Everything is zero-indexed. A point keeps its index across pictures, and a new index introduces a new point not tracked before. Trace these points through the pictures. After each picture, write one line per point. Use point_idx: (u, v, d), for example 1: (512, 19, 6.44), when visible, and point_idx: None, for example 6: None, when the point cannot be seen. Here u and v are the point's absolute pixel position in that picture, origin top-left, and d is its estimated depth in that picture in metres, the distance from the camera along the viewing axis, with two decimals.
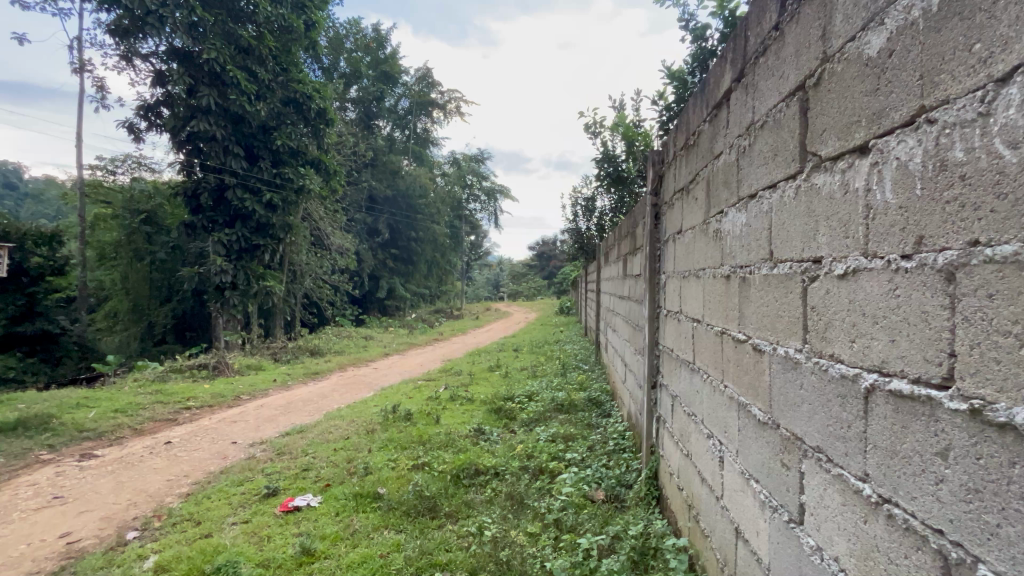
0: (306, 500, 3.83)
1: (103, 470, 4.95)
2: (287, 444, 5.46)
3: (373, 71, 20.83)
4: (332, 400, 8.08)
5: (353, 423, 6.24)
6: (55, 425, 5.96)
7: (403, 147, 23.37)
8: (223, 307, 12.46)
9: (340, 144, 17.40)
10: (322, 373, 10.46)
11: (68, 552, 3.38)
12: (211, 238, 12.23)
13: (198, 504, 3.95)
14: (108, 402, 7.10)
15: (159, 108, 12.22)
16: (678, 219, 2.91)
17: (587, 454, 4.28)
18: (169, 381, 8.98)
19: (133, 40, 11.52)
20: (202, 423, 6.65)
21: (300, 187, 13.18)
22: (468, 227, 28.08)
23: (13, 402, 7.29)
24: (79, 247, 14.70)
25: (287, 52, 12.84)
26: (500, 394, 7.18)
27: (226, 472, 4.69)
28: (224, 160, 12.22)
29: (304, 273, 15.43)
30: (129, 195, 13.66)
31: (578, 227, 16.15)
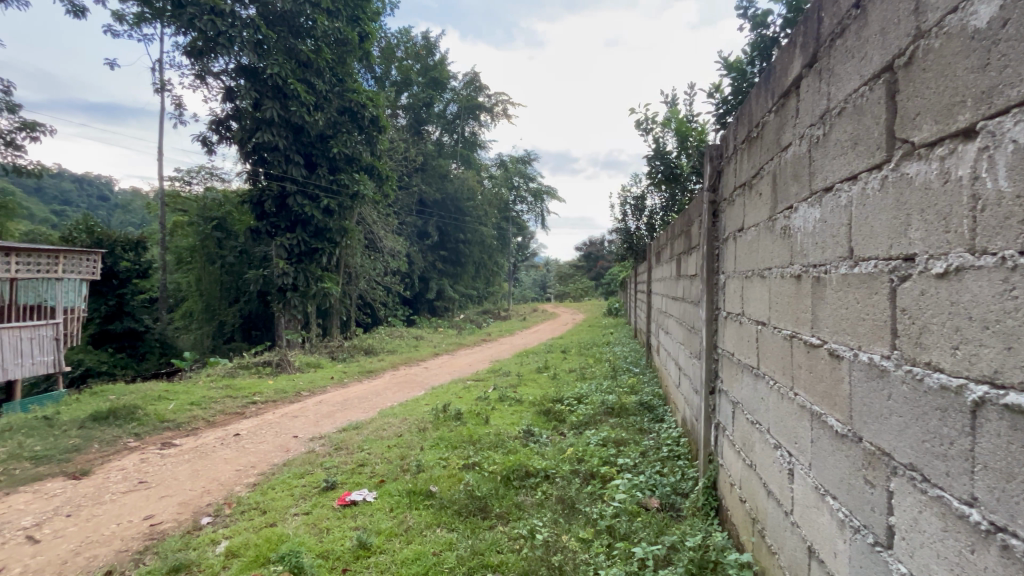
0: (362, 494, 3.97)
1: (181, 458, 5.36)
2: (344, 439, 5.69)
3: (423, 78, 21.37)
4: (386, 397, 8.34)
5: (405, 420, 6.41)
6: (141, 415, 6.51)
7: (451, 151, 23.83)
8: (285, 308, 13.19)
9: (391, 150, 18.01)
10: (376, 371, 10.83)
11: (151, 533, 3.67)
12: (274, 242, 12.99)
13: (263, 494, 4.18)
14: (185, 395, 7.69)
15: (228, 122, 13.12)
16: (739, 217, 2.77)
17: (640, 460, 4.15)
18: (237, 376, 9.60)
19: (205, 60, 12.43)
20: (266, 417, 7.05)
21: (355, 193, 13.75)
22: (515, 228, 28.18)
23: (105, 393, 8.05)
24: (160, 252, 16.04)
25: (343, 64, 13.43)
26: (550, 395, 7.13)
27: (288, 465, 4.93)
28: (286, 169, 12.91)
29: (359, 275, 16.04)
30: (203, 203, 14.75)
31: (628, 226, 15.80)
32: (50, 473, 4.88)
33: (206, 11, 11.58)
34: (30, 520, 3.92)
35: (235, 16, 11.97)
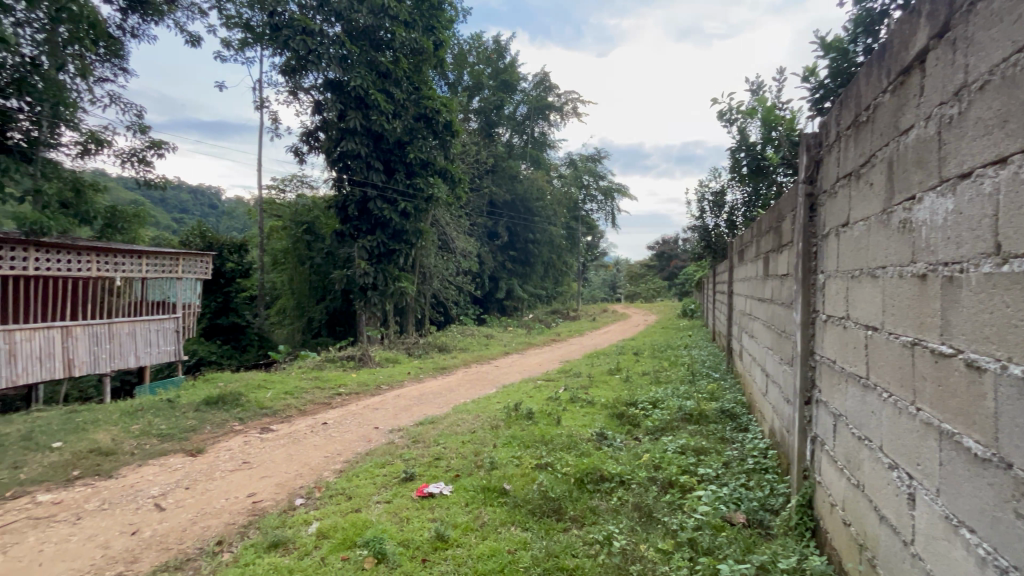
0: (439, 487, 4.10)
1: (278, 442, 5.86)
2: (421, 433, 5.91)
3: (494, 81, 21.77)
4: (458, 394, 8.57)
5: (478, 417, 6.53)
6: (243, 401, 7.19)
7: (521, 152, 23.99)
8: (366, 306, 14.03)
9: (464, 154, 18.53)
10: (449, 368, 11.16)
11: (253, 510, 4.05)
12: (356, 245, 13.83)
13: (349, 480, 4.45)
14: (280, 385, 8.40)
15: (316, 133, 14.15)
16: (843, 210, 2.51)
17: (722, 471, 3.91)
18: (325, 369, 10.32)
19: (297, 77, 13.47)
20: (350, 408, 7.52)
21: (429, 196, 14.31)
22: (584, 228, 27.84)
23: (215, 380, 9.00)
24: (259, 254, 17.66)
25: (419, 72, 14.04)
26: (622, 398, 6.95)
27: (370, 454, 5.22)
28: (367, 175, 13.68)
29: (433, 274, 16.65)
30: (295, 209, 16.03)
31: (706, 223, 14.99)
32: (172, 450, 5.53)
33: (298, 32, 12.55)
34: (157, 490, 4.48)
35: (323, 34, 12.87)
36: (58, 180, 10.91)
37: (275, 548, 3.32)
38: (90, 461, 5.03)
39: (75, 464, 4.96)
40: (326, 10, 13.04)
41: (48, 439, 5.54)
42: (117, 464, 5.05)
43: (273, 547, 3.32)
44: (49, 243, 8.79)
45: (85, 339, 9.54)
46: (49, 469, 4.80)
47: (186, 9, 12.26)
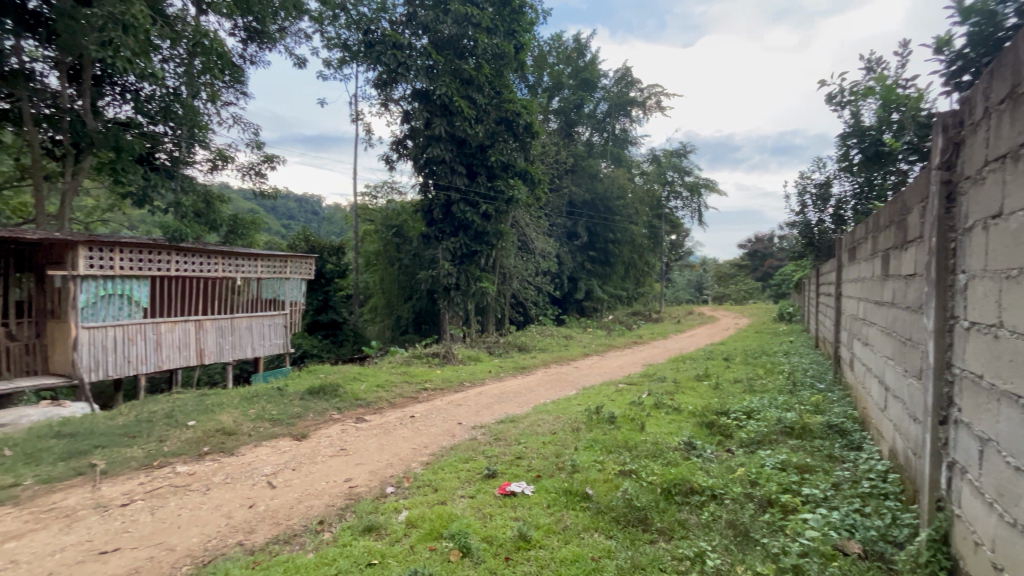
0: (521, 487, 4.13)
1: (371, 432, 6.27)
2: (502, 431, 6.00)
3: (574, 80, 21.66)
4: (539, 394, 8.59)
5: (559, 418, 6.49)
6: (341, 392, 7.77)
7: (601, 150, 23.56)
8: (450, 305, 14.60)
9: (543, 154, 18.63)
10: (528, 368, 11.23)
11: (350, 494, 4.36)
12: (441, 246, 14.44)
13: (434, 473, 4.63)
14: (372, 378, 8.98)
15: (405, 141, 14.93)
16: (994, 200, 2.13)
17: (832, 493, 3.51)
18: (412, 365, 10.86)
19: (388, 89, 14.29)
20: (436, 403, 7.85)
21: (510, 198, 14.55)
22: (668, 226, 26.67)
23: (317, 372, 9.83)
24: (354, 256, 19.03)
25: (500, 77, 14.35)
26: (713, 406, 6.53)
27: (454, 449, 5.39)
28: (451, 180, 14.22)
29: (512, 275, 16.86)
30: (386, 214, 17.10)
31: (808, 219, 13.69)
32: (281, 434, 6.12)
33: (389, 47, 13.31)
34: (270, 469, 4.98)
35: (411, 47, 13.52)
36: (193, 193, 12.58)
37: (370, 532, 3.54)
38: (217, 439, 5.72)
39: (205, 441, 5.66)
40: (414, 24, 13.73)
41: (185, 417, 6.39)
42: (237, 443, 5.69)
43: (367, 531, 3.54)
44: (187, 247, 10.15)
45: (213, 331, 10.94)
46: (185, 444, 5.52)
47: (295, 34, 13.54)
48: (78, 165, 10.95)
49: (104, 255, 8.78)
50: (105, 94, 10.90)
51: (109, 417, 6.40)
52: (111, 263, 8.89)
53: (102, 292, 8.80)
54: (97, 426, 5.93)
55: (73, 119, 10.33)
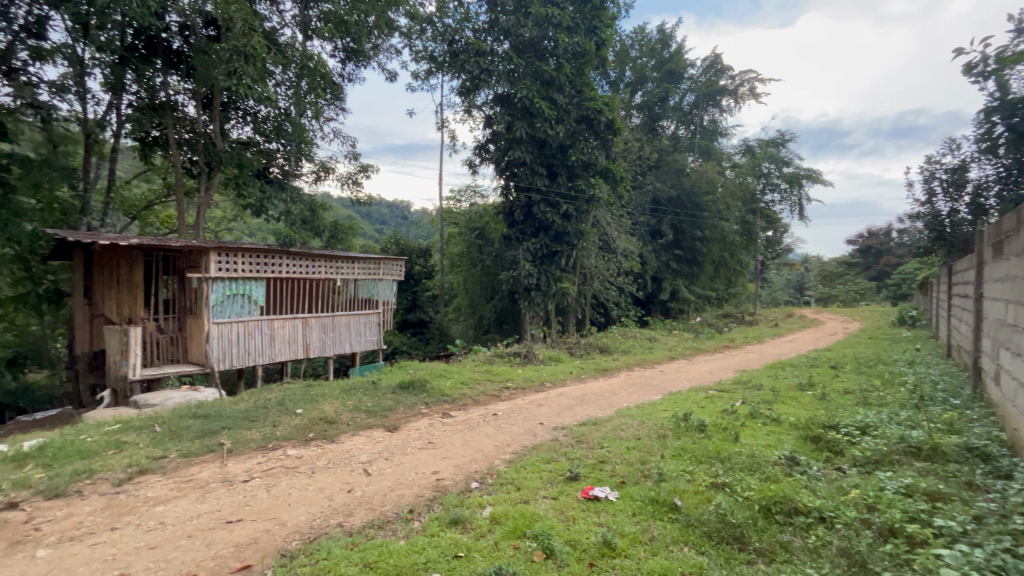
0: (604, 492, 4.04)
1: (456, 428, 6.49)
2: (584, 433, 5.91)
3: (658, 73, 20.93)
4: (622, 397, 8.36)
5: (644, 424, 6.25)
6: (428, 387, 8.14)
7: (688, 144, 22.46)
8: (531, 305, 14.76)
9: (626, 151, 18.18)
10: (611, 371, 10.97)
11: (437, 486, 4.54)
12: (522, 247, 14.64)
13: (517, 472, 4.68)
14: (457, 375, 9.30)
15: (487, 145, 15.29)
16: None
17: (974, 527, 3.01)
18: (494, 363, 11.09)
19: (472, 95, 14.74)
20: (517, 402, 7.95)
21: (591, 197, 14.41)
22: (763, 222, 24.68)
23: (406, 368, 10.38)
24: (439, 258, 19.87)
25: (581, 75, 14.23)
26: (818, 419, 5.92)
27: (536, 449, 5.42)
28: (531, 181, 14.32)
29: (593, 275, 16.59)
30: (469, 216, 17.66)
31: (937, 209, 11.95)
32: (376, 425, 6.55)
33: (472, 54, 13.70)
34: (366, 458, 5.35)
35: (493, 53, 13.85)
36: (300, 203, 13.90)
37: (456, 525, 3.66)
38: (321, 427, 6.26)
39: (311, 428, 6.22)
40: (496, 30, 14.01)
41: (294, 406, 7.07)
42: (338, 431, 6.19)
43: (453, 523, 3.67)
44: (295, 251, 11.20)
45: (316, 328, 11.98)
46: (294, 430, 6.10)
47: (386, 50, 14.44)
48: (211, 181, 12.55)
49: (229, 259, 9.99)
50: (231, 118, 12.35)
51: (234, 402, 7.27)
52: (234, 267, 10.09)
53: (227, 292, 10.03)
54: (224, 410, 6.74)
55: (206, 142, 11.88)
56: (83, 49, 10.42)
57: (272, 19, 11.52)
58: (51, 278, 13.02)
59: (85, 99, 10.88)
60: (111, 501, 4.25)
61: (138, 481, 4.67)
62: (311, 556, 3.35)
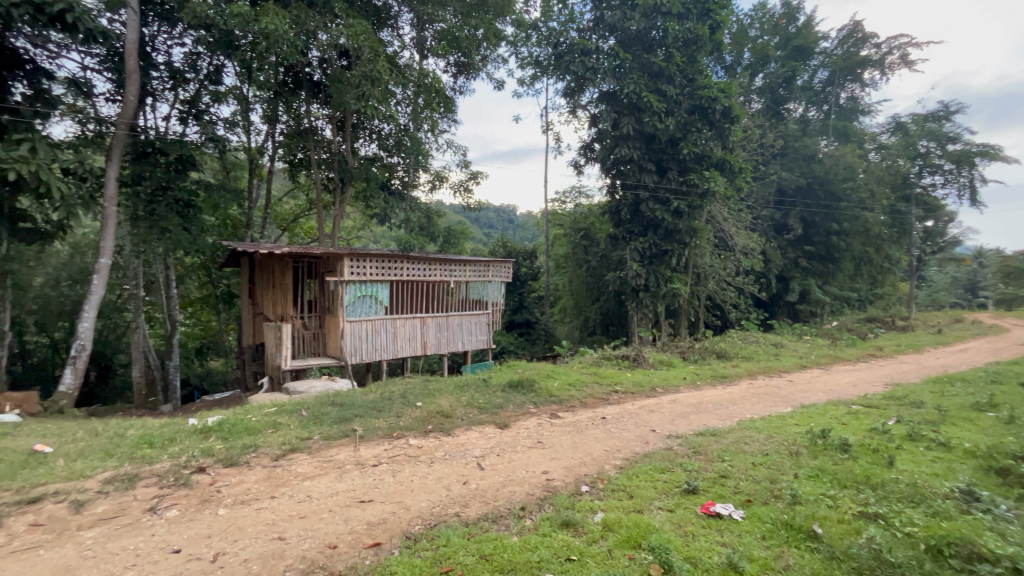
0: (728, 510, 3.74)
1: (564, 429, 6.47)
2: (702, 444, 5.52)
3: (783, 51, 18.96)
4: (744, 408, 7.67)
5: (772, 438, 5.67)
6: (537, 387, 8.25)
7: (820, 127, 19.96)
8: (639, 306, 14.29)
9: (745, 140, 16.73)
10: (729, 378, 10.14)
11: (546, 486, 4.58)
12: (629, 246, 14.19)
13: (629, 479, 4.53)
14: (564, 376, 9.28)
15: (592, 144, 15.10)
16: None
17: None
18: (602, 366, 10.86)
19: (576, 96, 14.63)
20: (627, 407, 7.70)
21: (705, 191, 13.45)
22: (922, 210, 20.95)
23: (515, 367, 10.62)
24: (545, 259, 20.07)
25: (693, 63, 13.42)
26: (1006, 447, 4.85)
27: (649, 456, 5.20)
28: (639, 177, 13.81)
29: (708, 275, 15.52)
30: (575, 217, 17.60)
31: None
32: (487, 421, 6.81)
33: (577, 54, 13.55)
34: (479, 452, 5.58)
35: (599, 50, 13.58)
36: (417, 210, 14.98)
37: (567, 527, 3.66)
38: (438, 420, 6.68)
39: (429, 420, 6.66)
40: (601, 27, 13.76)
41: (414, 399, 7.63)
42: (453, 425, 6.55)
43: (565, 525, 3.67)
44: (414, 256, 12.07)
45: (432, 327, 12.78)
46: (415, 421, 6.58)
47: (494, 60, 14.97)
48: (344, 194, 14.09)
49: (359, 264, 11.08)
50: (360, 137, 13.76)
51: (365, 393, 8.06)
52: (364, 271, 11.19)
53: (358, 294, 11.17)
54: (356, 400, 7.51)
55: (340, 160, 13.39)
56: (247, 89, 12.30)
57: (393, 44, 12.59)
58: (226, 283, 15.64)
59: (248, 130, 12.84)
60: (270, 473, 4.96)
61: (290, 457, 5.39)
62: (432, 541, 3.57)
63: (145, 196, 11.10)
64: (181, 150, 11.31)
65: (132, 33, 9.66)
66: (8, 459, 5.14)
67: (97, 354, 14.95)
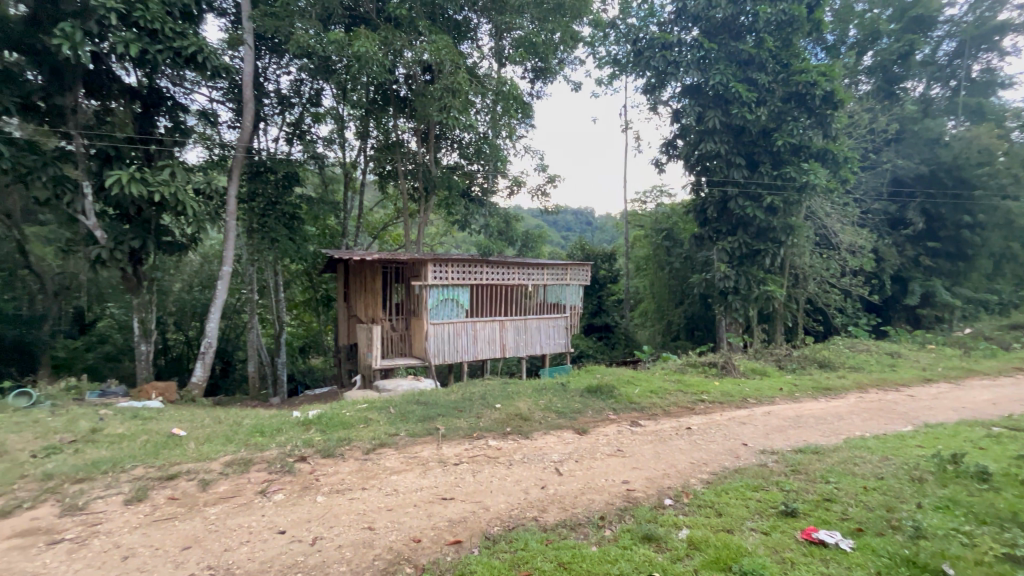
0: (834, 538, 3.38)
1: (646, 438, 6.23)
2: (802, 462, 5.04)
3: (898, 23, 16.84)
4: (853, 425, 6.88)
5: (888, 461, 5.03)
6: (617, 393, 8.02)
7: (946, 106, 17.49)
8: (727, 310, 13.56)
9: (851, 127, 15.12)
10: (835, 390, 9.14)
11: (627, 497, 4.43)
12: (716, 247, 13.35)
13: (718, 495, 4.26)
14: (646, 383, 8.94)
15: (675, 141, 14.48)
16: None
17: None
18: (687, 373, 10.31)
19: (658, 92, 14.07)
20: (715, 417, 7.24)
21: (803, 184, 12.26)
22: None
23: (594, 372, 10.43)
24: (625, 262, 19.57)
25: (788, 47, 12.40)
26: None
27: (740, 472, 4.85)
28: (727, 173, 13.00)
29: (807, 276, 14.22)
30: (656, 218, 17.03)
31: None
32: (566, 426, 6.75)
33: (658, 49, 13.07)
34: (557, 457, 5.54)
35: (681, 42, 13.02)
36: (496, 215, 15.29)
37: (649, 542, 3.52)
38: (516, 422, 6.75)
39: (508, 422, 6.75)
40: (684, 18, 13.18)
41: (494, 400, 7.77)
42: (532, 428, 6.58)
43: (647, 539, 3.53)
44: (493, 260, 12.31)
45: (511, 330, 12.93)
46: (494, 423, 6.69)
47: (571, 62, 14.90)
48: (427, 203, 14.76)
49: (441, 268, 11.52)
50: (443, 146, 14.35)
51: (447, 393, 8.37)
52: (446, 275, 11.62)
53: (441, 297, 11.63)
54: (439, 399, 7.81)
55: (424, 170, 14.08)
56: (343, 108, 13.36)
57: (473, 55, 13.00)
58: (324, 287, 17.06)
59: (344, 147, 13.93)
60: (362, 466, 5.32)
61: (379, 451, 5.74)
62: (510, 544, 3.61)
63: (259, 210, 12.46)
64: (287, 168, 12.54)
65: (248, 66, 10.91)
66: (152, 439, 5.99)
67: (220, 350, 17.01)
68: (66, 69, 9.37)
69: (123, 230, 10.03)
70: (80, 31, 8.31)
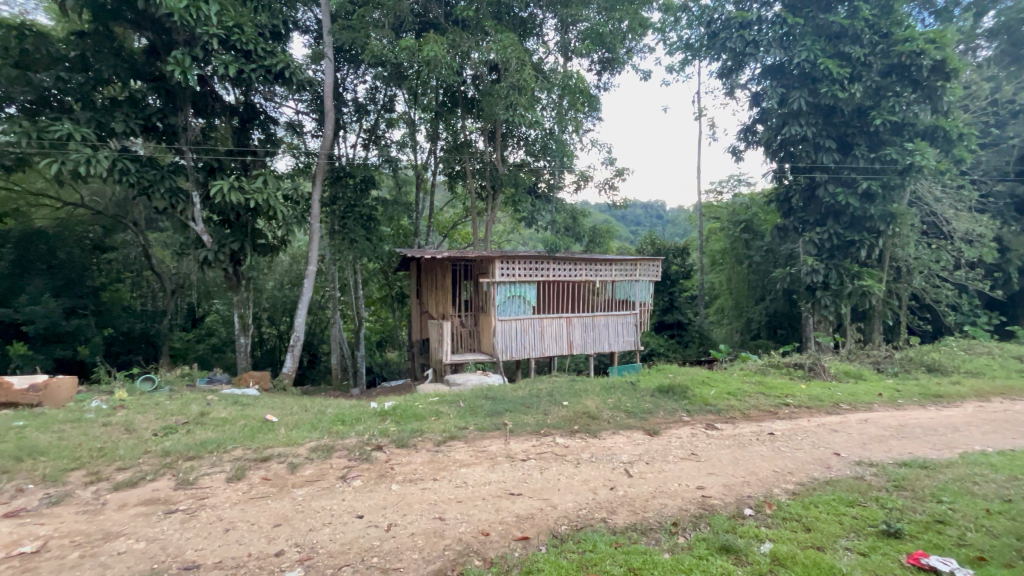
0: (949, 566, 2.98)
1: (723, 442, 5.89)
2: (907, 477, 4.51)
3: None
4: (971, 438, 6.05)
5: (1017, 481, 4.37)
6: (690, 394, 7.66)
7: None
8: (815, 307, 12.48)
9: (968, 99, 13.28)
10: (948, 397, 8.10)
11: (702, 503, 4.21)
12: (802, 238, 12.31)
13: (805, 508, 3.92)
14: (723, 384, 8.45)
15: (754, 126, 13.52)
16: None
17: None
18: (769, 374, 9.62)
19: (734, 75, 13.17)
20: (802, 423, 6.68)
21: (907, 166, 10.98)
22: None
23: (665, 370, 10.03)
24: (699, 256, 18.62)
25: (889, 14, 11.12)
26: None
27: (832, 484, 4.43)
28: (816, 158, 11.94)
29: (912, 269, 12.72)
30: (733, 209, 16.06)
31: None
32: (636, 426, 6.56)
33: (735, 29, 12.23)
34: (626, 458, 5.39)
35: (761, 20, 12.10)
36: (563, 211, 15.13)
37: (727, 553, 3.32)
38: (584, 421, 6.64)
39: (575, 420, 6.67)
40: None
41: (561, 397, 7.72)
42: (600, 427, 6.46)
43: (724, 551, 3.33)
44: (560, 256, 12.21)
45: (578, 327, 12.78)
46: (561, 420, 6.65)
47: (640, 50, 14.37)
48: (494, 201, 14.94)
49: (508, 265, 11.63)
50: (509, 144, 14.46)
51: (515, 389, 8.43)
52: (513, 272, 11.71)
53: (508, 294, 11.75)
54: (507, 395, 7.89)
55: (491, 169, 14.28)
56: (414, 112, 13.87)
57: (538, 51, 12.94)
58: (399, 285, 17.86)
59: (415, 149, 14.47)
60: (433, 457, 5.49)
61: (449, 444, 5.91)
62: (579, 544, 3.57)
63: (339, 213, 13.28)
64: (364, 172, 13.23)
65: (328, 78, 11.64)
66: (249, 424, 6.60)
67: (307, 343, 18.38)
68: (178, 92, 10.47)
69: (225, 234, 11.14)
70: (189, 57, 9.26)
